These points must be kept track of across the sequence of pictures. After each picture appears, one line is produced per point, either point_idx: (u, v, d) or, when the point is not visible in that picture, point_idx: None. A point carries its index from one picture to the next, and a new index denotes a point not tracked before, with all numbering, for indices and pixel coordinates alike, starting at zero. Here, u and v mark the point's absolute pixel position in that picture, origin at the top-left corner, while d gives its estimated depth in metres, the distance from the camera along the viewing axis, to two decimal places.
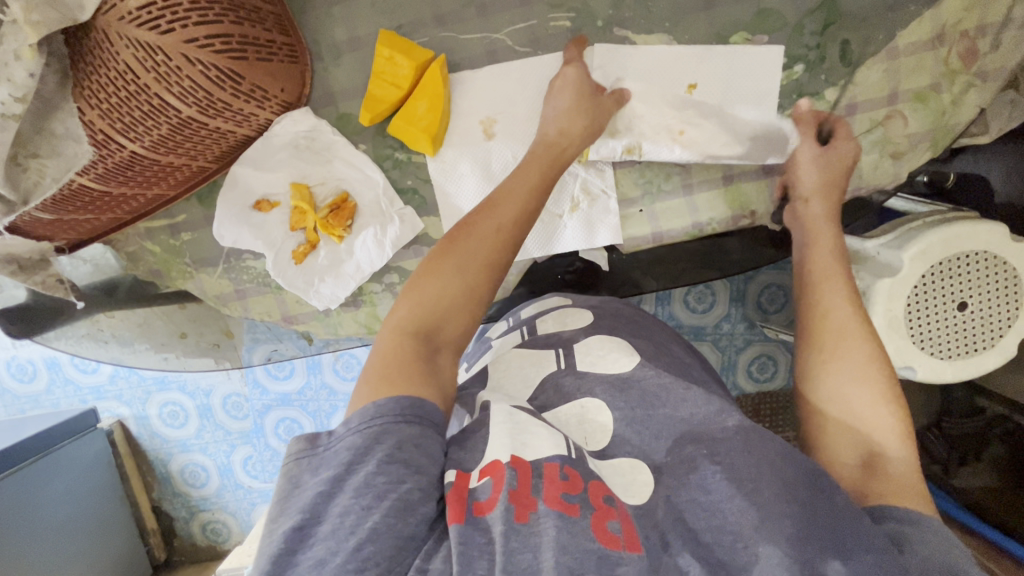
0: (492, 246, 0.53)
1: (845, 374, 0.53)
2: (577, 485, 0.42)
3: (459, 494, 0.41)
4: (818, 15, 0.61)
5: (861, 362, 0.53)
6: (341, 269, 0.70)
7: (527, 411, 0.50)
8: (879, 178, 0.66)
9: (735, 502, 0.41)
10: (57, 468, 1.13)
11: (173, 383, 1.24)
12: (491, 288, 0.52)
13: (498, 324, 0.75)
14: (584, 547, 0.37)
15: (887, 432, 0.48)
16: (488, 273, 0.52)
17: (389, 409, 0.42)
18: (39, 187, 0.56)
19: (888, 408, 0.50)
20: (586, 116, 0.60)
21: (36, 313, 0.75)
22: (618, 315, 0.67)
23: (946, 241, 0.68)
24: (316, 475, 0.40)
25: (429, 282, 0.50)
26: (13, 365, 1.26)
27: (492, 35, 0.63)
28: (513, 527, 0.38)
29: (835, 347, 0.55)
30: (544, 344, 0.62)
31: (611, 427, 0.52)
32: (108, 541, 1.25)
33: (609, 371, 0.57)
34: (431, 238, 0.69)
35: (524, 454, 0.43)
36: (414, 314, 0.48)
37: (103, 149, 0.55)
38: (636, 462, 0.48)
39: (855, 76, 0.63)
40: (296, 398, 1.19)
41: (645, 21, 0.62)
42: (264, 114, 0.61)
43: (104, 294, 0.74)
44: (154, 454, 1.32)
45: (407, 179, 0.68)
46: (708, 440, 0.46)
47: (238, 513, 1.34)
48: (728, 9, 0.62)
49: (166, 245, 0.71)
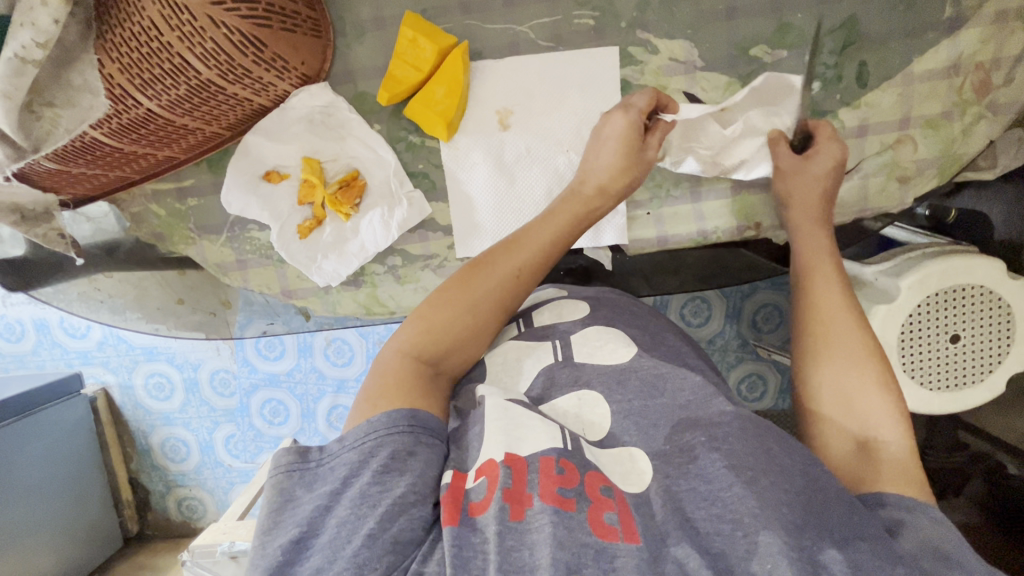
0: (507, 283, 0.57)
1: (841, 363, 0.55)
2: (572, 479, 0.42)
3: (455, 497, 0.42)
4: (837, 35, 0.62)
5: (858, 356, 0.55)
6: (344, 247, 0.70)
7: (522, 405, 0.49)
8: (884, 202, 0.67)
9: (736, 491, 0.41)
10: (35, 430, 1.12)
11: (161, 354, 1.22)
12: (493, 329, 0.57)
13: None
14: (580, 540, 0.37)
15: (882, 423, 0.50)
16: (495, 308, 0.57)
17: (381, 423, 0.45)
18: (51, 136, 0.55)
19: (881, 400, 0.52)
20: (631, 173, 0.63)
21: (31, 266, 0.74)
22: (618, 307, 0.66)
23: (943, 272, 0.68)
24: (310, 489, 0.43)
25: (434, 312, 0.55)
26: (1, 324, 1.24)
27: (515, 27, 0.64)
28: (509, 525, 0.39)
29: (827, 344, 0.57)
30: (539, 336, 0.62)
31: (609, 421, 0.52)
32: (80, 509, 1.24)
33: (604, 363, 0.57)
34: (437, 224, 0.70)
35: (519, 450, 0.44)
36: (416, 339, 0.53)
37: (119, 104, 0.55)
38: (633, 450, 0.49)
39: (869, 97, 0.64)
40: (285, 380, 1.18)
41: (668, 26, 0.63)
42: (282, 85, 0.61)
43: (103, 253, 0.74)
44: (135, 425, 1.31)
45: (418, 163, 0.68)
46: (708, 424, 0.47)
47: (215, 491, 1.33)
48: (750, 21, 0.62)
49: (172, 209, 0.71)
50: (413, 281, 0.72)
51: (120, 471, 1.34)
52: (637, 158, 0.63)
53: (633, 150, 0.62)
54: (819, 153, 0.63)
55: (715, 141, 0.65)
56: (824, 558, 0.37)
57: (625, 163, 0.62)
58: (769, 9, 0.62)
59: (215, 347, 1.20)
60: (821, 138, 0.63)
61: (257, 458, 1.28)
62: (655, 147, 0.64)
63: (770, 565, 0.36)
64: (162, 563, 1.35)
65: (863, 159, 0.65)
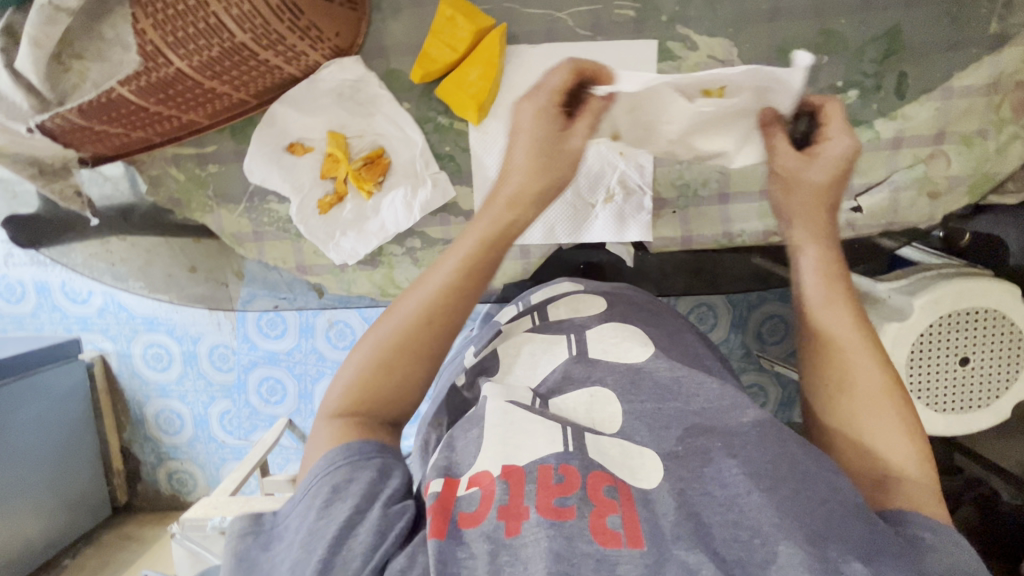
0: (437, 308, 0.54)
1: (860, 398, 0.53)
2: (572, 484, 0.42)
3: (444, 509, 0.42)
4: (880, 44, 0.61)
5: (878, 393, 0.53)
6: (364, 226, 0.70)
7: (524, 408, 0.50)
8: (913, 216, 0.66)
9: (754, 500, 0.41)
10: (30, 393, 1.11)
11: (162, 325, 1.21)
12: (423, 373, 0.53)
13: (506, 309, 0.71)
14: (580, 550, 0.37)
15: (903, 453, 0.49)
16: (421, 350, 0.53)
17: (321, 468, 0.46)
18: (78, 90, 0.54)
19: (901, 431, 0.51)
20: (552, 173, 0.58)
21: (45, 221, 0.73)
22: (634, 304, 0.65)
23: (957, 294, 0.67)
24: (267, 548, 0.43)
25: (357, 370, 0.52)
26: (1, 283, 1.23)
27: (554, 14, 0.63)
28: (502, 543, 0.39)
29: (840, 379, 0.55)
30: (555, 329, 0.62)
31: (621, 418, 0.51)
32: (70, 474, 1.23)
33: (620, 361, 0.56)
34: (459, 209, 0.69)
35: (516, 462, 0.44)
36: (341, 399, 0.51)
37: (150, 61, 0.54)
38: (644, 448, 0.47)
39: (906, 110, 0.63)
40: (284, 358, 1.17)
41: (709, 23, 0.62)
42: (314, 55, 0.61)
43: (118, 215, 0.72)
44: (130, 395, 1.29)
45: (445, 145, 0.67)
46: (726, 432, 0.46)
47: (207, 466, 1.32)
48: (793, 24, 0.62)
49: (191, 174, 0.70)
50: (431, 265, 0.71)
51: (113, 438, 1.33)
52: (557, 150, 0.58)
53: (552, 148, 0.58)
54: (812, 159, 0.61)
55: (678, 117, 0.60)
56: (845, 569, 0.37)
57: (542, 158, 0.58)
58: (813, 13, 0.61)
59: (216, 322, 1.19)
60: (833, 127, 0.61)
61: (251, 436, 1.27)
62: (580, 135, 0.59)
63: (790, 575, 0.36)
64: (148, 535, 1.34)
65: (895, 171, 0.65)
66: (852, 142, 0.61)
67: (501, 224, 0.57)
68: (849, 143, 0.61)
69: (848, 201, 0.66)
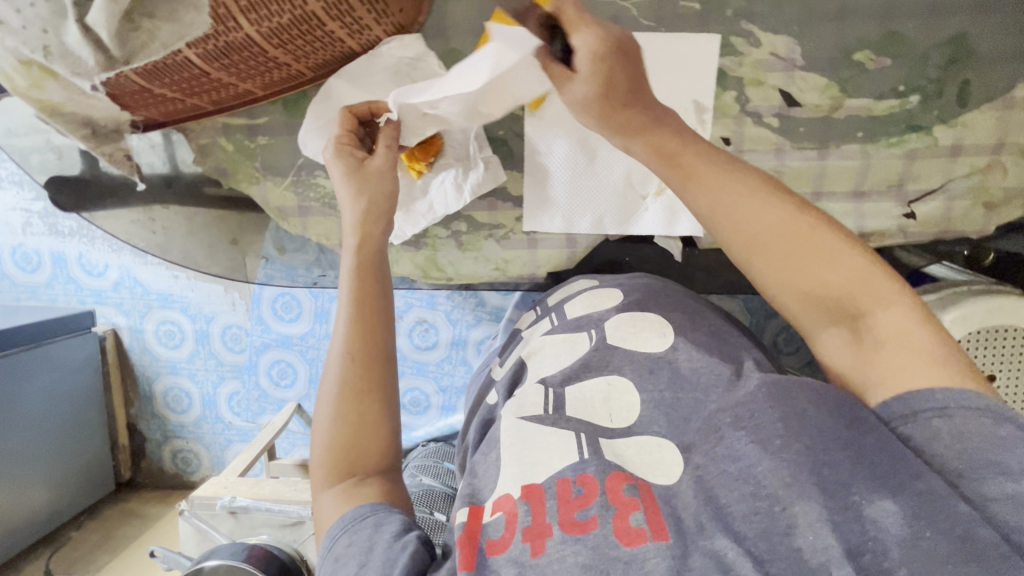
0: (362, 341, 0.54)
1: (781, 260, 0.48)
2: (591, 496, 0.42)
3: (472, 539, 0.43)
4: (945, 49, 0.61)
5: (790, 242, 0.48)
6: (412, 206, 0.71)
7: (536, 423, 0.51)
8: (968, 225, 0.66)
9: (766, 465, 0.41)
10: (40, 363, 1.09)
11: (176, 302, 1.18)
12: (378, 406, 0.53)
13: (527, 315, 0.75)
14: (608, 555, 0.38)
15: (851, 283, 0.47)
16: (370, 390, 0.53)
17: (327, 546, 0.47)
18: (146, 49, 0.52)
19: (834, 263, 0.47)
20: (384, 181, 0.61)
21: (92, 185, 0.73)
22: (657, 293, 0.65)
23: (988, 310, 0.65)
24: None
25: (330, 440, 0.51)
26: (18, 252, 1.20)
27: (618, 3, 0.62)
28: (529, 563, 0.39)
29: (752, 250, 0.49)
30: (575, 326, 0.63)
31: (639, 405, 0.53)
32: (79, 448, 1.19)
33: (640, 350, 0.57)
34: (507, 193, 0.70)
35: (535, 479, 0.45)
36: (328, 464, 0.51)
37: (221, 25, 0.52)
38: (663, 440, 0.49)
39: (967, 118, 0.63)
40: (297, 343, 1.11)
41: (773, 20, 0.62)
42: (377, 30, 0.61)
43: (164, 183, 0.72)
44: (141, 371, 1.25)
45: (500, 129, 0.68)
46: (734, 406, 0.47)
47: (212, 447, 1.25)
48: (858, 25, 0.61)
49: (240, 145, 0.69)
50: (474, 250, 0.73)
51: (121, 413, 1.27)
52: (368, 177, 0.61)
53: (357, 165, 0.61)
54: (585, 83, 0.53)
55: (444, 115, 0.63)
56: (870, 512, 0.37)
57: (375, 187, 0.61)
58: (879, 14, 0.61)
59: (231, 302, 1.16)
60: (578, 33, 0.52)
61: (258, 419, 1.19)
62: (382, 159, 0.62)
63: (813, 535, 0.37)
64: (152, 511, 1.28)
65: (952, 178, 0.64)
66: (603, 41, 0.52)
67: (374, 232, 0.60)
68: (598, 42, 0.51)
69: (900, 206, 0.66)
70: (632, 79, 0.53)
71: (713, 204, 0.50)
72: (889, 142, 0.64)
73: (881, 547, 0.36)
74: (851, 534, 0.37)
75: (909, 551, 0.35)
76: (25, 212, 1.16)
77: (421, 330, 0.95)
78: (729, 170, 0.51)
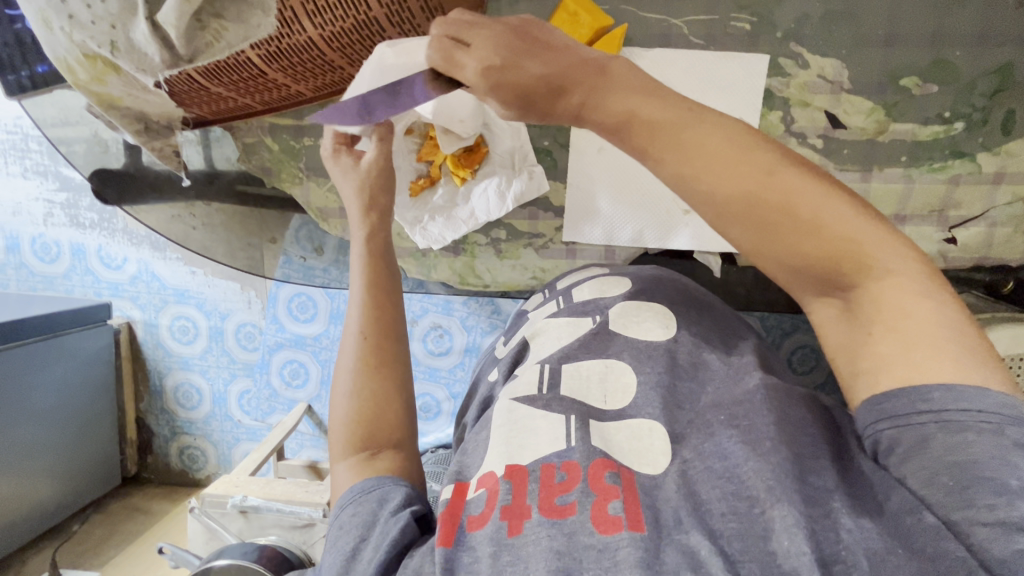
0: (377, 312, 0.59)
1: (765, 236, 0.41)
2: (572, 483, 0.44)
3: (453, 516, 0.45)
4: (991, 78, 0.63)
5: (774, 214, 0.40)
6: (454, 212, 0.75)
7: (527, 404, 0.53)
8: (1007, 252, 0.68)
9: (751, 465, 0.42)
10: (57, 354, 1.08)
11: (192, 298, 1.17)
12: (391, 381, 0.56)
13: (534, 297, 0.77)
14: (582, 543, 0.39)
15: (850, 254, 0.40)
16: (380, 369, 0.56)
17: (334, 513, 0.50)
18: (211, 49, 0.53)
19: (834, 231, 0.40)
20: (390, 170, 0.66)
21: (130, 180, 0.75)
22: (664, 283, 0.67)
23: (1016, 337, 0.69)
24: None
25: (345, 408, 0.54)
26: (37, 243, 1.18)
27: (670, 20, 0.65)
28: (505, 542, 0.41)
29: (725, 225, 0.41)
30: (581, 312, 0.65)
31: (634, 387, 0.54)
32: (87, 443, 1.17)
33: (640, 337, 0.59)
34: (549, 204, 0.76)
35: (520, 461, 0.47)
36: (345, 434, 0.53)
37: (286, 27, 0.52)
38: (653, 425, 0.50)
39: (1011, 145, 0.65)
40: (311, 344, 1.10)
41: (823, 43, 0.64)
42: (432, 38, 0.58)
43: (206, 180, 0.75)
44: (152, 365, 1.23)
45: (544, 140, 0.73)
46: (730, 405, 0.49)
47: (220, 445, 1.24)
48: (907, 51, 0.63)
49: (284, 145, 0.75)
50: (513, 258, 0.79)
51: (130, 408, 1.25)
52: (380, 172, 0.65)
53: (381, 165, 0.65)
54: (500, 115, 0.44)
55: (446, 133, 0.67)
56: (845, 522, 0.39)
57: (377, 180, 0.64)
58: (928, 42, 0.63)
59: (247, 300, 1.15)
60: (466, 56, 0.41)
61: (268, 418, 1.18)
62: (374, 152, 0.64)
63: (789, 541, 0.37)
64: (155, 508, 1.25)
65: (993, 207, 0.67)
66: (491, 51, 0.40)
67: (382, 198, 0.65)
68: (484, 56, 0.40)
69: (940, 231, 0.68)
70: (542, 81, 0.40)
71: (680, 176, 0.40)
72: (933, 167, 0.66)
73: (852, 557, 0.37)
74: (825, 541, 0.38)
75: (878, 564, 0.36)
76: (47, 203, 1.15)
77: (435, 335, 0.93)
78: (682, 131, 0.40)
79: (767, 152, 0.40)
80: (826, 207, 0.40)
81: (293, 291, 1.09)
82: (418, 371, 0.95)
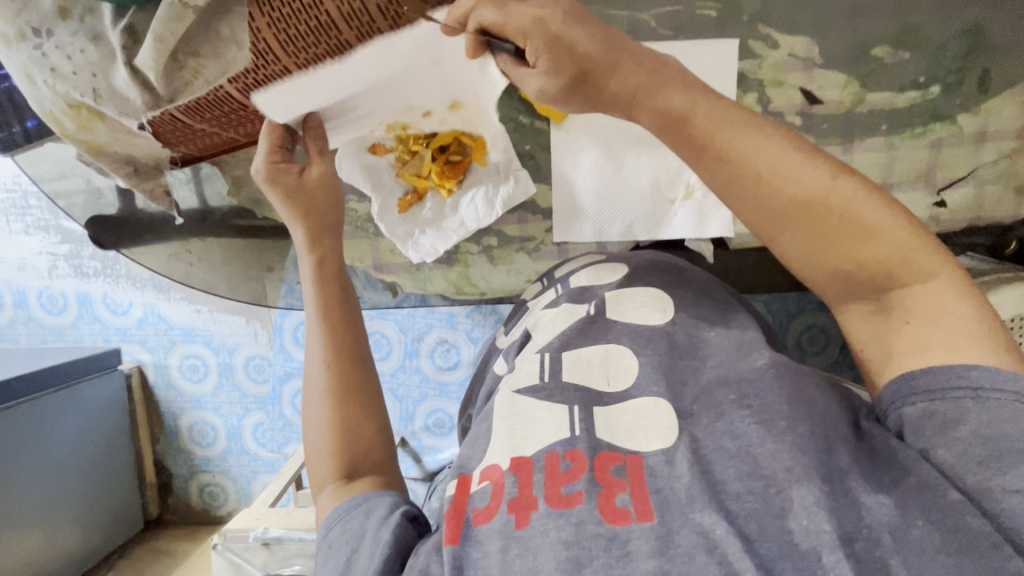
0: (353, 353, 0.60)
1: (811, 236, 0.45)
2: (578, 472, 0.44)
3: (458, 512, 0.45)
4: (963, 39, 0.64)
5: (827, 214, 0.45)
6: (443, 223, 0.77)
7: (531, 397, 0.52)
8: (999, 210, 0.69)
9: (765, 445, 0.43)
10: (71, 405, 1.09)
11: (200, 335, 1.18)
12: (362, 410, 0.57)
13: (533, 288, 0.78)
14: (591, 531, 0.40)
15: (893, 255, 0.45)
16: (364, 400, 0.57)
17: (321, 536, 0.51)
18: (189, 87, 0.53)
19: (879, 236, 0.45)
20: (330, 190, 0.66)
21: (126, 225, 0.77)
22: (662, 268, 0.66)
23: None
24: None
25: (320, 437, 0.55)
26: (43, 296, 1.20)
27: (638, 15, 0.65)
28: (513, 535, 0.41)
29: (775, 223, 0.46)
30: (578, 298, 0.64)
31: (636, 368, 0.53)
32: (108, 490, 1.17)
33: (639, 323, 0.58)
34: (536, 206, 0.77)
35: (525, 453, 0.47)
36: (327, 462, 0.54)
37: (261, 59, 0.50)
38: (659, 401, 0.50)
39: (989, 104, 0.65)
40: None
41: (791, 22, 0.65)
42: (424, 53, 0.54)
43: (200, 218, 0.78)
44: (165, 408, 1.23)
45: (526, 144, 0.74)
46: (738, 383, 0.49)
47: (239, 480, 1.24)
48: (874, 21, 0.64)
49: None
50: (507, 263, 0.80)
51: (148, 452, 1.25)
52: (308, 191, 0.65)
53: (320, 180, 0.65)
54: (547, 76, 0.46)
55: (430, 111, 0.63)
56: (865, 500, 0.40)
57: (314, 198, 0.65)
58: (894, 10, 0.63)
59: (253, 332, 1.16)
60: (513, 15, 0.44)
61: (284, 449, 1.17)
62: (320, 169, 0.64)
63: (807, 519, 0.39)
64: (181, 549, 1.25)
65: (979, 166, 0.67)
66: (551, 5, 0.44)
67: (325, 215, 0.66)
68: (544, 5, 0.44)
69: (930, 195, 0.68)
70: (608, 59, 0.45)
71: (736, 176, 0.46)
72: (914, 133, 0.67)
73: (875, 534, 0.38)
74: (846, 519, 0.39)
75: (900, 537, 0.38)
76: (50, 256, 1.16)
77: (442, 350, 0.93)
78: (747, 137, 0.45)
79: (827, 162, 0.46)
80: (880, 215, 0.45)
81: (297, 318, 1.10)
82: (428, 389, 0.95)
